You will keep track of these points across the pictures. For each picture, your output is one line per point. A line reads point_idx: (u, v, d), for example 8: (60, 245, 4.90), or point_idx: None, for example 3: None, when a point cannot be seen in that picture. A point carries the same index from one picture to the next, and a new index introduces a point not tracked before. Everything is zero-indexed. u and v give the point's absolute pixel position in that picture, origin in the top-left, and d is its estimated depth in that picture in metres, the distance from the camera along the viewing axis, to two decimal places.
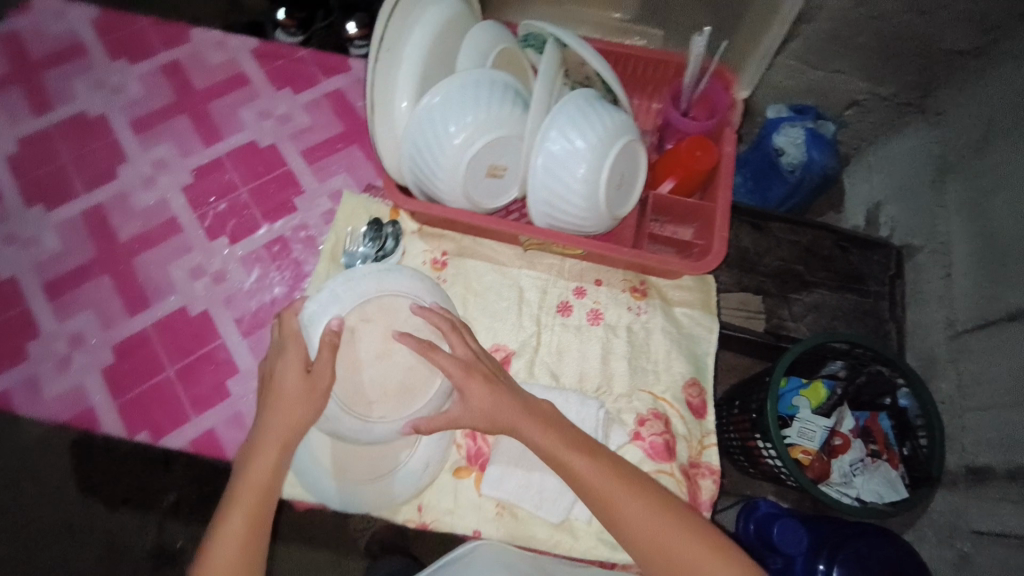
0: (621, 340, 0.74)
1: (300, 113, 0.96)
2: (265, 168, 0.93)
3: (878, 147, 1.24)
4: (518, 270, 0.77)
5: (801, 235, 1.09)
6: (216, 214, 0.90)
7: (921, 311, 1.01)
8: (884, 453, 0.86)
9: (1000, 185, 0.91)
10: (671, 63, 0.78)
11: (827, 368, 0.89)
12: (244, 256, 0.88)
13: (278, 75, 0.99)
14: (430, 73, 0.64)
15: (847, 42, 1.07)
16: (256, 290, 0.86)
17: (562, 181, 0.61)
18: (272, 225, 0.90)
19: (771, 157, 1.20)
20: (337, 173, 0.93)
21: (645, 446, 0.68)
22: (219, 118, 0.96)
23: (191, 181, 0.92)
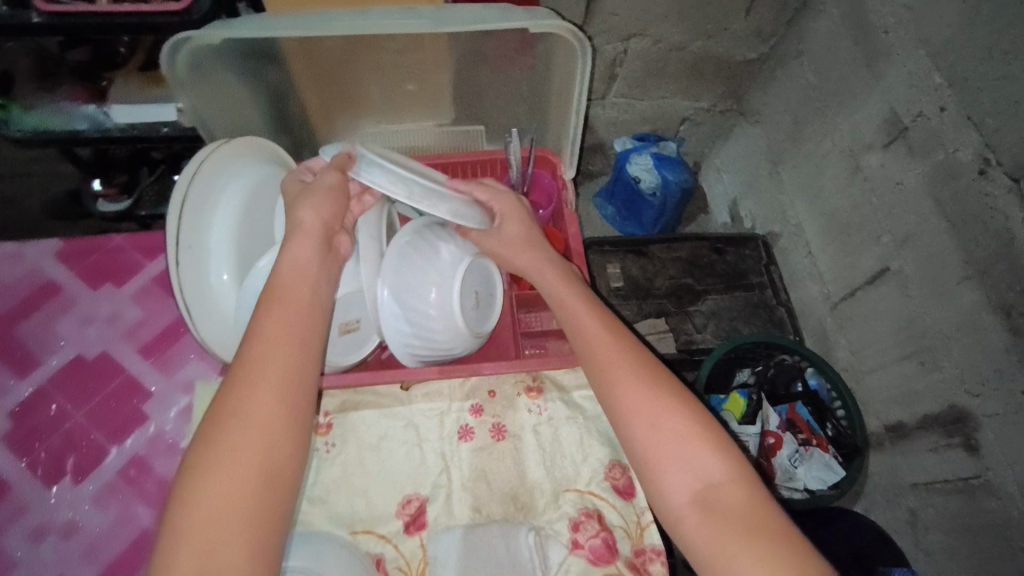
0: (532, 449, 0.59)
1: (128, 307, 0.80)
2: (97, 382, 0.75)
3: (718, 150, 1.36)
4: (407, 407, 0.61)
5: (681, 250, 1.15)
6: (50, 454, 0.71)
7: (801, 290, 1.09)
8: (813, 439, 0.88)
9: (820, 165, 1.01)
10: (495, 159, 0.84)
11: (737, 378, 0.94)
12: (95, 493, 0.70)
13: (95, 272, 0.81)
14: (248, 247, 0.63)
15: (659, 73, 1.16)
16: (117, 529, 0.69)
17: (417, 314, 0.63)
18: (122, 445, 0.72)
19: (632, 186, 1.28)
20: (188, 360, 0.77)
21: (587, 554, 0.54)
22: (33, 342, 0.77)
23: (8, 427, 0.72)
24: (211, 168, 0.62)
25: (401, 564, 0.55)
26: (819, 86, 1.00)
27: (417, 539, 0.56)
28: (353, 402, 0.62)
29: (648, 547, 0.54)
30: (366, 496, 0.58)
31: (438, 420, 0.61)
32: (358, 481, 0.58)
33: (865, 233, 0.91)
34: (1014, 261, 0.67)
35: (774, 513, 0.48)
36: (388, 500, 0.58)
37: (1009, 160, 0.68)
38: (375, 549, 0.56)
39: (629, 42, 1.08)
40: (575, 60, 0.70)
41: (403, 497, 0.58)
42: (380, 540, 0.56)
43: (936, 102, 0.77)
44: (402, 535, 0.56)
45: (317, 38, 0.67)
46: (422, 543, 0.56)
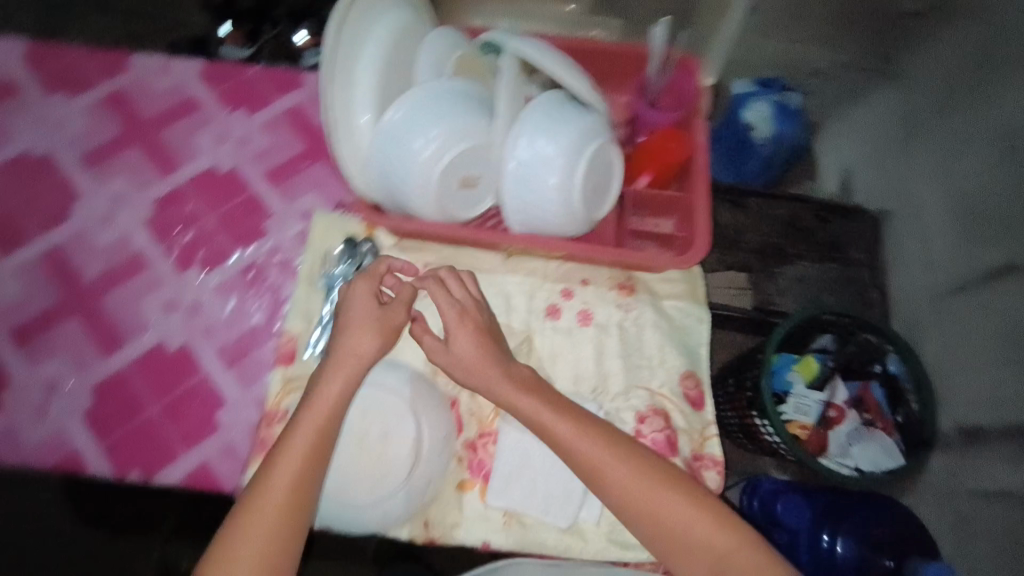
0: (614, 338, 0.65)
1: (257, 135, 0.80)
2: (228, 193, 0.78)
3: (837, 118, 1.23)
4: (503, 277, 0.67)
5: (780, 209, 1.09)
6: (184, 246, 0.76)
7: (904, 275, 1.02)
8: (878, 421, 0.86)
9: (965, 143, 0.92)
10: (630, 54, 0.72)
11: (817, 343, 0.89)
12: (218, 285, 0.75)
13: (230, 96, 0.82)
14: (389, 88, 0.62)
15: (805, 14, 1.10)
16: (233, 320, 0.73)
17: (535, 189, 0.57)
18: (244, 251, 0.76)
19: (742, 134, 1.19)
20: (306, 191, 0.78)
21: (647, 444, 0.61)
22: (174, 148, 0.80)
23: (152, 214, 0.77)
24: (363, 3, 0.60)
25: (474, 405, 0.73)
26: (990, 57, 0.89)
27: None
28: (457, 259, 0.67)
29: (707, 455, 0.61)
30: None
31: (528, 295, 0.66)
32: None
33: (1001, 225, 0.83)
34: None
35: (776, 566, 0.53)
36: None
37: None
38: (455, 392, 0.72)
39: None
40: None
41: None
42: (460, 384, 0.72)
43: None
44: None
45: None
46: None
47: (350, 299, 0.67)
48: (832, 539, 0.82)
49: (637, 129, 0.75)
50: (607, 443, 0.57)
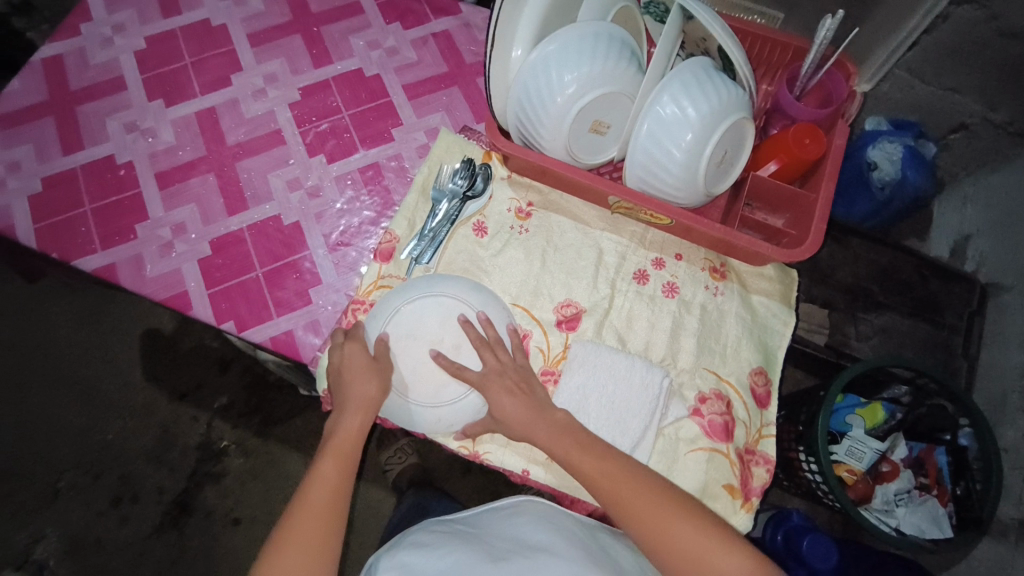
0: (695, 317, 0.65)
1: (406, 49, 0.82)
2: (368, 95, 0.80)
3: (976, 179, 1.16)
4: (600, 232, 0.68)
5: (881, 255, 1.03)
6: (317, 134, 0.79)
7: (995, 351, 0.96)
8: (935, 488, 0.82)
9: None
10: (790, 46, 0.69)
11: (888, 392, 0.85)
12: (338, 175, 0.77)
13: (390, 8, 0.85)
14: (554, 15, 0.58)
15: (967, 59, 0.98)
16: (345, 212, 0.76)
17: (665, 149, 0.57)
18: (368, 151, 0.78)
19: (862, 170, 1.14)
20: (438, 109, 0.80)
21: (704, 424, 0.60)
22: (331, 43, 0.83)
23: (298, 98, 0.81)
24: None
25: (543, 346, 0.64)
26: None
27: (565, 335, 0.64)
28: (562, 203, 0.70)
29: (760, 451, 0.61)
30: (539, 284, 0.66)
31: (620, 256, 0.67)
32: (534, 269, 0.67)
33: None
34: None
35: None
36: (555, 298, 0.66)
37: None
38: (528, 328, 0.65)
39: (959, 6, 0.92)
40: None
41: (563, 300, 0.65)
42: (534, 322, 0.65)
43: None
44: (552, 327, 0.65)
45: None
46: (567, 341, 0.64)
47: (455, 216, 0.68)
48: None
49: (771, 122, 0.71)
50: (619, 468, 0.55)
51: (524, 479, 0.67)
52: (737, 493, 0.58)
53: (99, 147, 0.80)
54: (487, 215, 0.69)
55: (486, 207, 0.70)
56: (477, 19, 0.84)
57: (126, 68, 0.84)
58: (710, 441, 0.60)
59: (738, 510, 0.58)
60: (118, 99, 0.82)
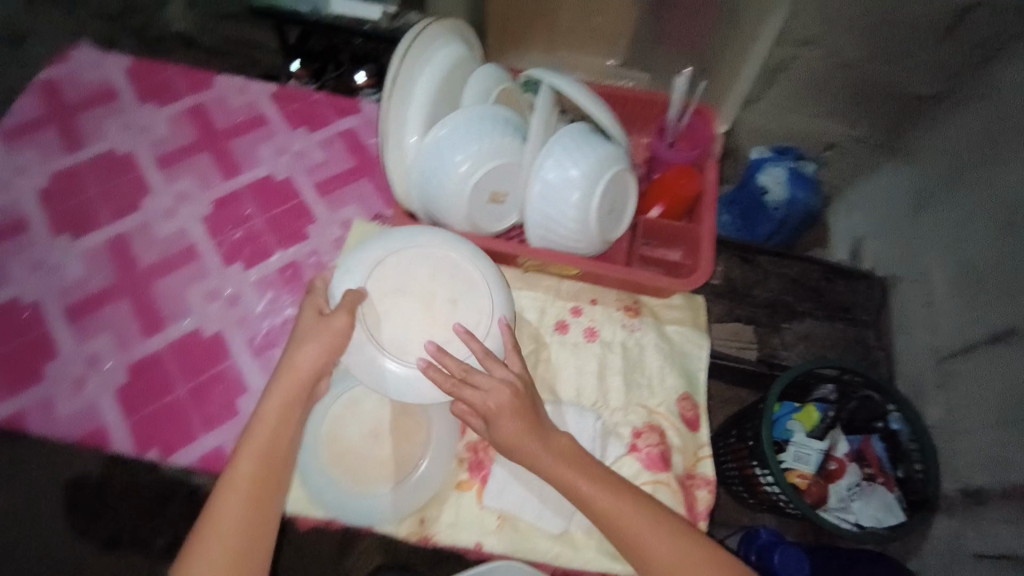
0: (616, 357, 0.68)
1: (313, 151, 0.87)
2: (279, 199, 0.84)
3: (857, 185, 1.29)
4: (517, 291, 0.71)
5: (789, 267, 1.13)
6: (232, 242, 0.81)
7: (908, 338, 1.04)
8: (880, 475, 0.87)
9: (974, 211, 0.95)
10: (655, 101, 0.78)
11: (818, 393, 0.90)
12: (258, 280, 0.78)
13: (294, 115, 0.89)
14: (440, 103, 0.64)
15: (821, 89, 1.15)
16: (267, 314, 0.76)
17: (558, 208, 0.62)
18: (286, 251, 0.80)
19: (757, 196, 1.26)
20: (349, 202, 0.84)
21: (642, 458, 0.63)
22: (239, 155, 0.87)
23: (209, 211, 0.83)
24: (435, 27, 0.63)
25: None
26: (993, 133, 0.94)
27: None
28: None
29: (698, 474, 0.63)
30: None
31: (539, 310, 0.71)
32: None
33: (1002, 289, 0.85)
34: None
35: None
36: None
37: None
38: None
39: (799, 50, 1.09)
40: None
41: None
42: None
43: None
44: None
45: None
46: None
47: None
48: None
49: (653, 169, 0.80)
50: (622, 497, 0.57)
51: (481, 552, 0.68)
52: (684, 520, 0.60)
53: (4, 290, 0.78)
54: None
55: None
56: (378, 115, 0.90)
57: (29, 208, 0.83)
58: (650, 474, 0.62)
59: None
60: (22, 240, 0.81)
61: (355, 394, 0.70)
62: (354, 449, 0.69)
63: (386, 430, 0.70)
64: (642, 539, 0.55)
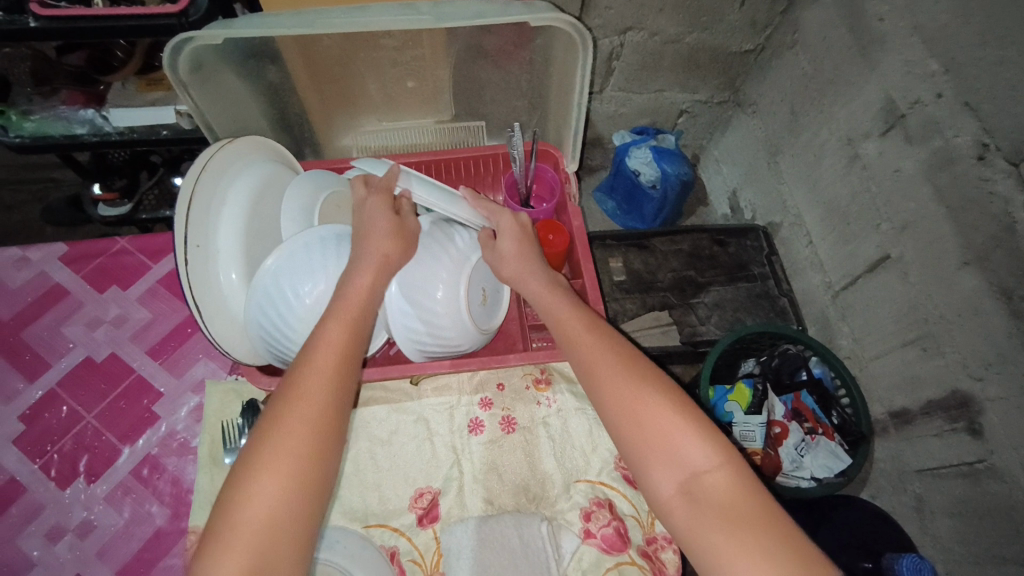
0: (542, 438, 0.64)
1: (136, 310, 0.74)
2: (108, 383, 0.69)
3: (716, 141, 1.36)
4: (419, 402, 0.66)
5: (682, 242, 1.15)
6: (62, 457, 0.65)
7: (802, 279, 1.09)
8: (818, 427, 0.89)
9: (821, 151, 1.00)
10: (498, 156, 0.84)
11: (743, 368, 0.95)
12: (108, 493, 0.64)
13: (100, 274, 0.75)
14: (254, 245, 0.62)
15: (656, 67, 1.16)
16: (133, 529, 0.62)
17: (427, 308, 0.63)
18: (134, 446, 0.66)
19: (631, 180, 1.28)
20: (198, 359, 0.71)
21: (599, 543, 0.58)
22: (41, 346, 0.71)
23: (20, 429, 0.66)
24: (214, 167, 0.60)
25: (415, 555, 0.58)
26: (815, 76, 1.00)
27: (431, 531, 0.59)
28: (365, 398, 0.66)
29: (659, 533, 0.58)
30: (381, 488, 0.61)
31: (448, 413, 0.65)
32: (370, 477, 0.61)
33: (865, 219, 0.91)
34: (1013, 245, 0.68)
35: (765, 509, 0.46)
36: (404, 492, 0.61)
37: (1007, 144, 0.68)
38: (389, 542, 0.59)
39: (624, 36, 1.08)
40: (575, 53, 0.69)
41: (415, 491, 0.61)
42: (395, 533, 0.59)
43: (933, 89, 0.77)
44: (416, 528, 0.59)
45: (315, 36, 0.67)
46: (435, 534, 0.59)
47: None
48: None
49: None
50: (607, 346, 0.57)
51: None
52: None
53: None
54: None
55: None
56: None
57: None
58: (614, 558, 0.57)
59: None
60: None
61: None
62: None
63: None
64: (622, 387, 0.53)
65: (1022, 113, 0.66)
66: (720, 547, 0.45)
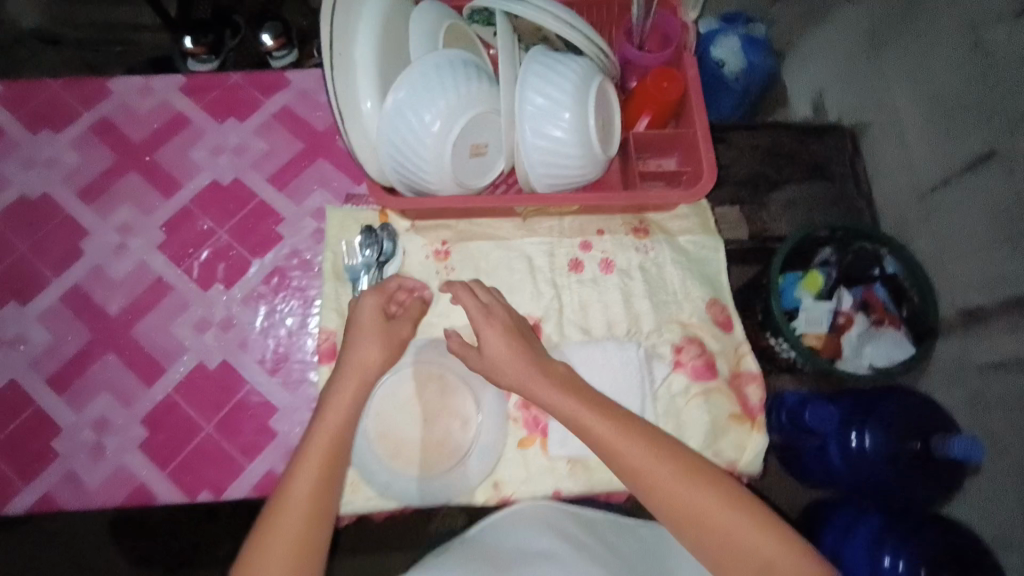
0: (638, 281, 0.74)
1: (253, 141, 0.85)
2: (236, 204, 0.82)
3: (805, 38, 1.23)
4: (521, 241, 0.75)
5: (762, 138, 1.11)
6: (202, 263, 0.80)
7: (886, 182, 1.05)
8: (885, 318, 0.90)
9: (936, 39, 0.93)
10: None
11: (817, 257, 0.93)
12: (243, 296, 0.79)
13: (216, 105, 0.86)
14: (387, 64, 0.66)
15: None
16: (268, 328, 0.78)
17: (548, 136, 0.65)
18: (263, 260, 0.80)
19: (714, 72, 1.19)
20: (312, 190, 0.83)
21: (689, 372, 0.70)
22: (172, 165, 0.84)
23: (163, 238, 0.81)
24: None
25: None
26: None
27: (534, 350, 0.72)
28: (471, 232, 0.76)
29: (745, 371, 0.70)
30: None
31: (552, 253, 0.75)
32: None
33: (975, 113, 0.86)
34: None
35: None
36: None
37: None
38: None
39: None
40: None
41: (519, 317, 0.74)
42: None
43: None
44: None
45: None
46: None
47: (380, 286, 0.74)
48: (892, 560, 0.82)
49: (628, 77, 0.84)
50: (646, 446, 0.59)
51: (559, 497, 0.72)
52: (743, 420, 0.67)
53: None
54: (407, 271, 0.75)
55: (404, 264, 0.75)
56: (310, 82, 0.87)
57: None
58: (701, 384, 0.69)
59: (750, 434, 0.69)
60: None
61: (391, 385, 0.73)
62: (410, 445, 0.71)
63: (434, 412, 0.72)
64: (706, 517, 0.57)
65: None
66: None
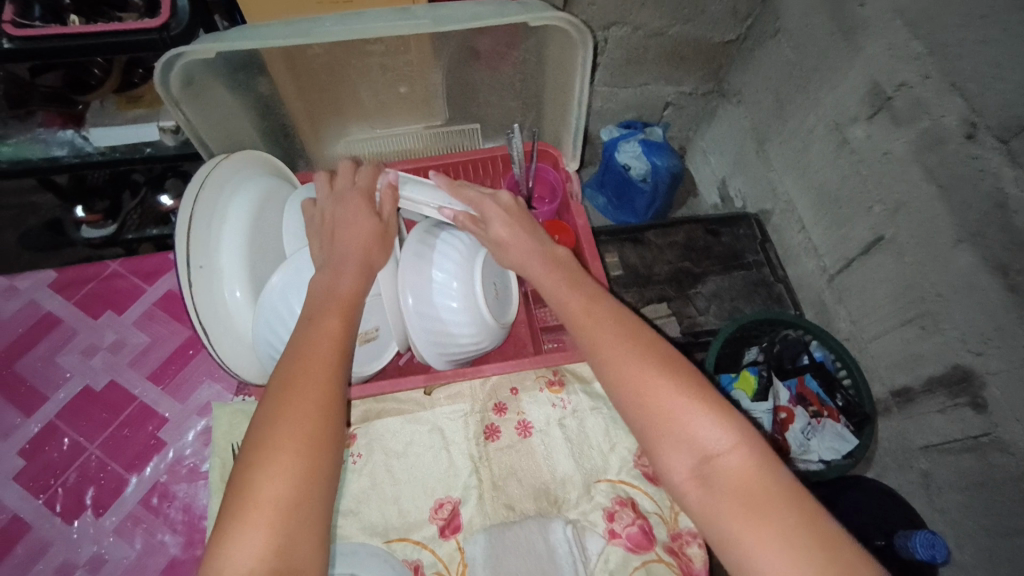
0: (558, 440, 0.66)
1: (133, 334, 0.88)
2: (110, 413, 0.82)
3: (702, 132, 1.35)
4: (433, 411, 0.68)
5: (675, 234, 1.14)
6: (67, 491, 0.78)
7: (797, 265, 1.10)
8: (823, 410, 0.91)
9: (810, 138, 1.00)
10: (497, 156, 0.87)
11: (746, 356, 0.96)
12: (116, 526, 0.76)
13: (94, 301, 0.90)
14: (257, 261, 0.66)
15: (640, 61, 1.14)
16: (143, 562, 0.74)
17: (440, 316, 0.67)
18: (141, 475, 0.79)
19: (622, 175, 1.27)
20: (199, 385, 0.85)
21: (625, 542, 0.60)
22: (36, 378, 0.84)
23: (22, 465, 0.79)
24: (212, 182, 0.64)
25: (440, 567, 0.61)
26: (798, 62, 1.00)
27: (454, 541, 0.61)
28: (377, 410, 0.68)
29: (683, 529, 0.60)
30: (398, 500, 0.63)
31: (462, 421, 0.67)
32: (388, 490, 0.64)
33: (858, 203, 0.91)
34: (1007, 221, 0.69)
35: (827, 522, 0.45)
36: (423, 504, 0.63)
37: (996, 122, 0.69)
38: (415, 555, 0.61)
39: (609, 30, 1.05)
40: (575, 50, 0.70)
41: (435, 502, 0.63)
42: (418, 546, 0.61)
43: (919, 71, 0.77)
44: (439, 540, 0.61)
45: (303, 45, 0.67)
46: (459, 544, 0.61)
47: None
48: None
49: None
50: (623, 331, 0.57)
51: None
52: None
53: None
54: None
55: None
56: None
57: None
58: (640, 557, 0.59)
59: None
60: None
61: None
62: None
63: None
64: (670, 404, 0.51)
65: (1008, 91, 0.67)
66: (738, 536, 0.46)
